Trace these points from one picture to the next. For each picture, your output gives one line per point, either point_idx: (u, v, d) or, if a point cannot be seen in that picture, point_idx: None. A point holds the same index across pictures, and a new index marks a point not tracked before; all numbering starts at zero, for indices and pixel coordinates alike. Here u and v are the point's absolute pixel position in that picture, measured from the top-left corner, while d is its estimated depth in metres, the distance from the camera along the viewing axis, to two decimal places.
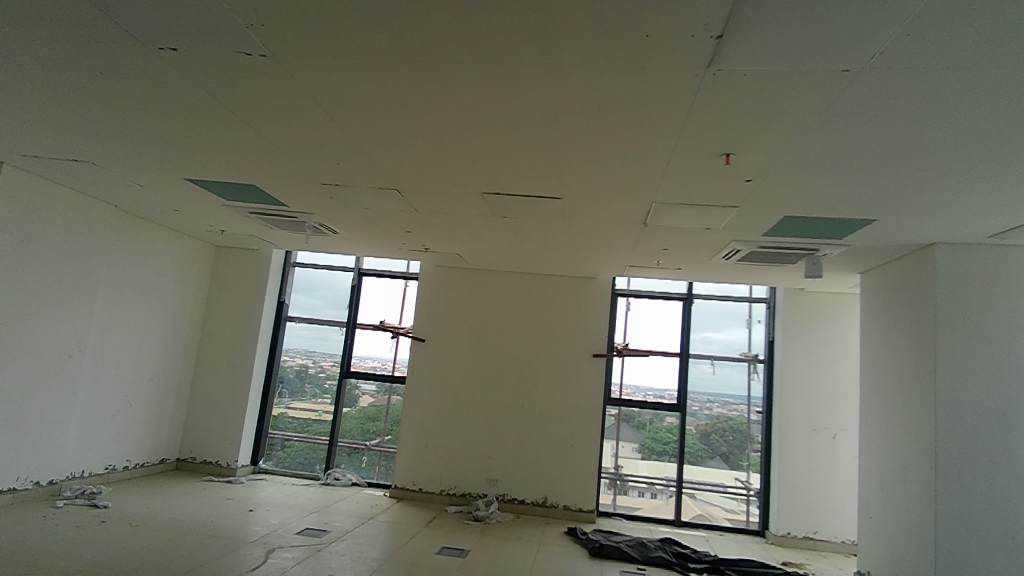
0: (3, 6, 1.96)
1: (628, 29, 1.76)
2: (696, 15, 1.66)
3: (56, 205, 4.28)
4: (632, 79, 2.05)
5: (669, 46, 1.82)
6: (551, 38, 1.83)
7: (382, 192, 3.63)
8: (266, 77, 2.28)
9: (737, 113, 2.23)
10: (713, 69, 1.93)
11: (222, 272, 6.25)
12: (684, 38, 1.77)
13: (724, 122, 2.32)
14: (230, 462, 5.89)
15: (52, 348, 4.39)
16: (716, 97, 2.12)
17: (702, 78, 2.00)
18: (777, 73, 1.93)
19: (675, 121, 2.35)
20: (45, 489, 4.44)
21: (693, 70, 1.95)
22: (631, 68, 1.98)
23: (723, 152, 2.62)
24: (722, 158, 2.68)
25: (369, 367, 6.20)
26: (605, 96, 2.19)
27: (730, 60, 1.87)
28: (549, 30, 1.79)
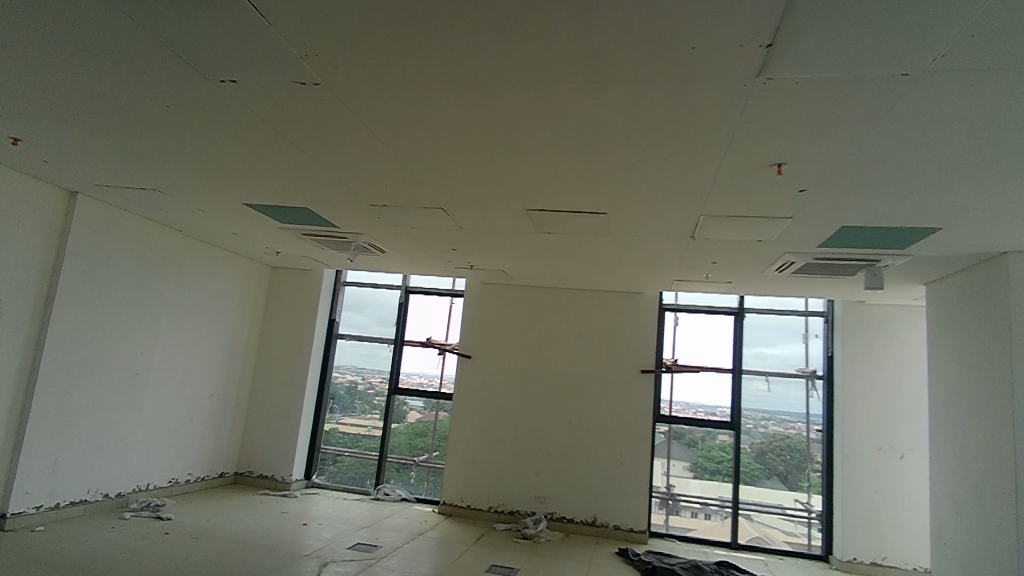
0: (84, 48, 2.13)
1: (674, 42, 1.75)
2: (744, 24, 1.64)
3: (127, 231, 4.57)
4: (678, 92, 2.04)
5: (716, 56, 1.80)
6: (596, 53, 1.84)
7: (428, 211, 3.71)
8: (320, 104, 2.38)
9: (789, 121, 2.18)
10: (763, 78, 1.90)
11: (277, 292, 6.49)
12: (733, 47, 1.74)
13: (774, 131, 2.27)
14: (285, 477, 6.04)
15: (121, 366, 4.64)
16: (767, 106, 2.07)
17: (752, 87, 1.96)
18: (831, 79, 1.87)
19: (723, 133, 2.32)
20: (114, 501, 4.66)
21: (741, 79, 1.92)
22: (678, 81, 1.97)
23: (776, 162, 2.56)
24: (773, 168, 2.61)
25: (416, 383, 6.28)
26: (650, 110, 2.18)
27: (782, 68, 1.83)
28: (593, 46, 1.80)
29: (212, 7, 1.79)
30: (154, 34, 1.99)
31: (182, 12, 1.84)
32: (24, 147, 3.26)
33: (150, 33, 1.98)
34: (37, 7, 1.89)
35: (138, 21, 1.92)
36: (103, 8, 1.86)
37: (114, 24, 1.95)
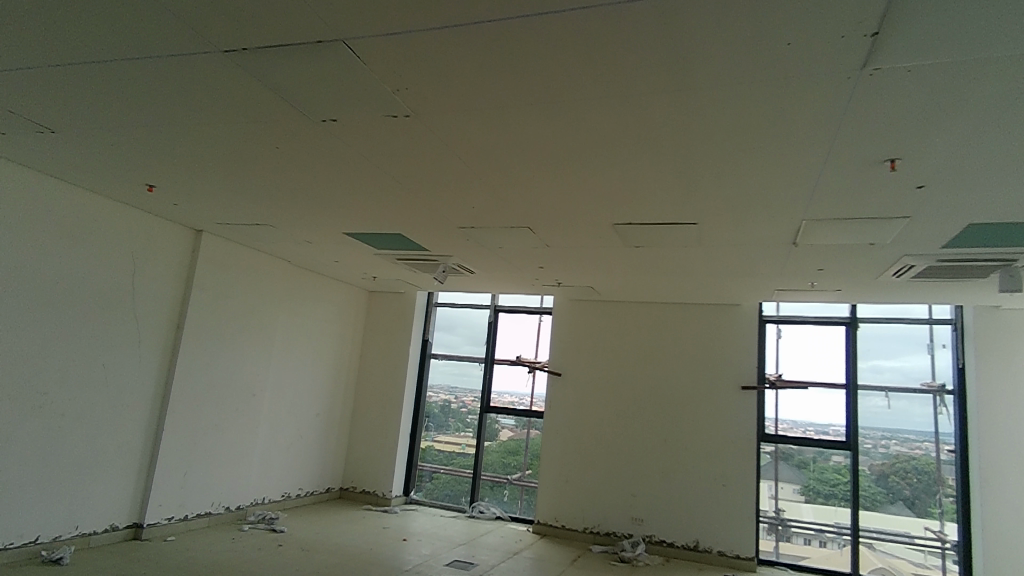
0: (206, 101, 2.39)
1: (767, 39, 1.68)
2: (846, 13, 1.54)
3: (243, 264, 5.02)
4: (773, 90, 1.94)
5: (814, 49, 1.70)
6: (682, 59, 1.80)
7: (513, 231, 3.78)
8: (411, 134, 2.51)
9: (899, 113, 2.01)
10: (869, 69, 1.77)
11: (374, 315, 6.82)
12: (834, 39, 1.64)
13: (882, 125, 2.10)
14: (385, 493, 6.28)
15: (239, 388, 5.05)
16: (874, 98, 1.93)
17: (857, 80, 1.83)
18: (949, 64, 1.72)
19: (823, 130, 2.18)
20: (234, 514, 5.04)
21: (844, 72, 1.80)
22: (770, 80, 1.88)
23: (887, 158, 2.36)
24: (885, 165, 2.41)
25: (508, 402, 6.32)
26: (739, 113, 2.10)
27: (891, 57, 1.70)
28: (679, 51, 1.77)
29: (314, 53, 1.95)
30: (265, 83, 2.20)
31: (288, 60, 2.02)
32: (156, 192, 3.69)
33: (261, 82, 2.19)
34: (168, 68, 2.15)
35: (251, 72, 2.12)
36: (221, 64, 2.08)
37: (230, 77, 2.18)
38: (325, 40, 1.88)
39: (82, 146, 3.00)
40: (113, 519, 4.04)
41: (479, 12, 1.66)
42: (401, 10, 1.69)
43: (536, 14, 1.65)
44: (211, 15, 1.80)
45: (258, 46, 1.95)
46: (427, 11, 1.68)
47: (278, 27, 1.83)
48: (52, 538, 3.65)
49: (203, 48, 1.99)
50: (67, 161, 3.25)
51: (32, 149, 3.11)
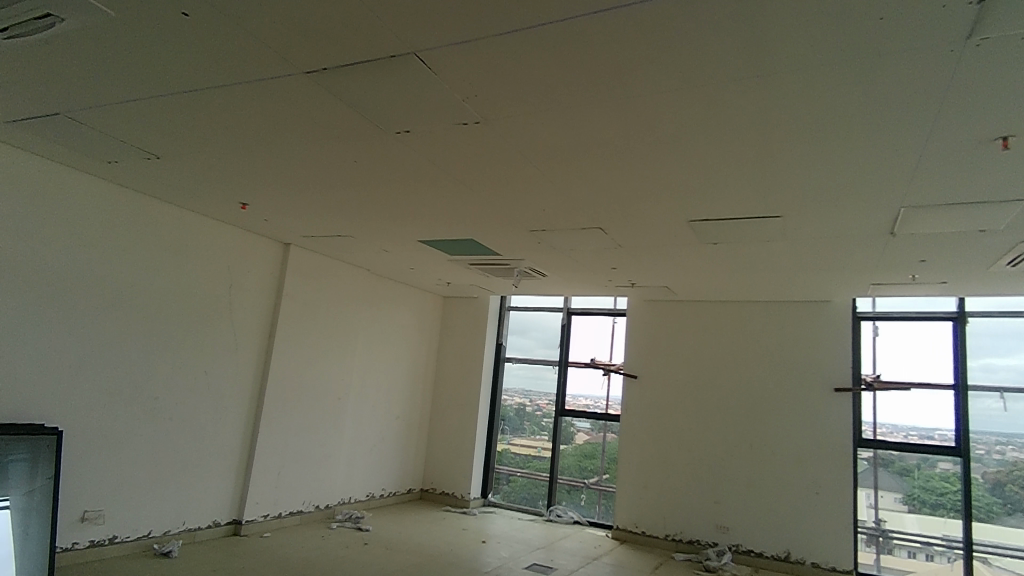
0: (289, 121, 2.54)
1: (856, 14, 1.56)
2: None
3: (327, 274, 5.28)
4: (863, 69, 1.81)
5: (909, 23, 1.58)
6: (760, 43, 1.72)
7: (584, 232, 3.74)
8: (480, 140, 2.55)
9: (1012, 84, 1.82)
10: (976, 40, 1.62)
11: (450, 320, 6.98)
12: (933, 10, 1.52)
13: (992, 99, 1.91)
14: (464, 494, 6.39)
15: (325, 392, 5.30)
16: (981, 70, 1.76)
17: (960, 53, 1.68)
18: None
19: (922, 109, 2.01)
20: (323, 512, 5.31)
21: (946, 45, 1.65)
22: (859, 59, 1.75)
23: (998, 136, 2.14)
24: (996, 143, 2.19)
25: (583, 405, 6.25)
26: (824, 96, 1.98)
27: (1001, 23, 1.54)
28: (756, 36, 1.69)
29: (388, 66, 2.03)
30: (344, 101, 2.31)
31: (364, 76, 2.11)
32: (248, 209, 3.96)
33: (340, 99, 2.30)
34: (255, 91, 2.30)
35: (330, 91, 2.24)
36: (303, 84, 2.21)
37: (311, 97, 2.30)
38: (397, 54, 1.95)
39: (183, 169, 3.28)
40: (215, 516, 4.36)
41: (547, 13, 1.67)
42: (470, 18, 1.72)
43: (603, 10, 1.64)
44: (293, 39, 1.91)
45: (336, 65, 2.05)
46: (495, 16, 1.70)
47: (354, 44, 1.92)
48: (162, 532, 3.98)
49: (287, 71, 2.12)
50: (172, 184, 3.56)
51: (142, 174, 3.43)
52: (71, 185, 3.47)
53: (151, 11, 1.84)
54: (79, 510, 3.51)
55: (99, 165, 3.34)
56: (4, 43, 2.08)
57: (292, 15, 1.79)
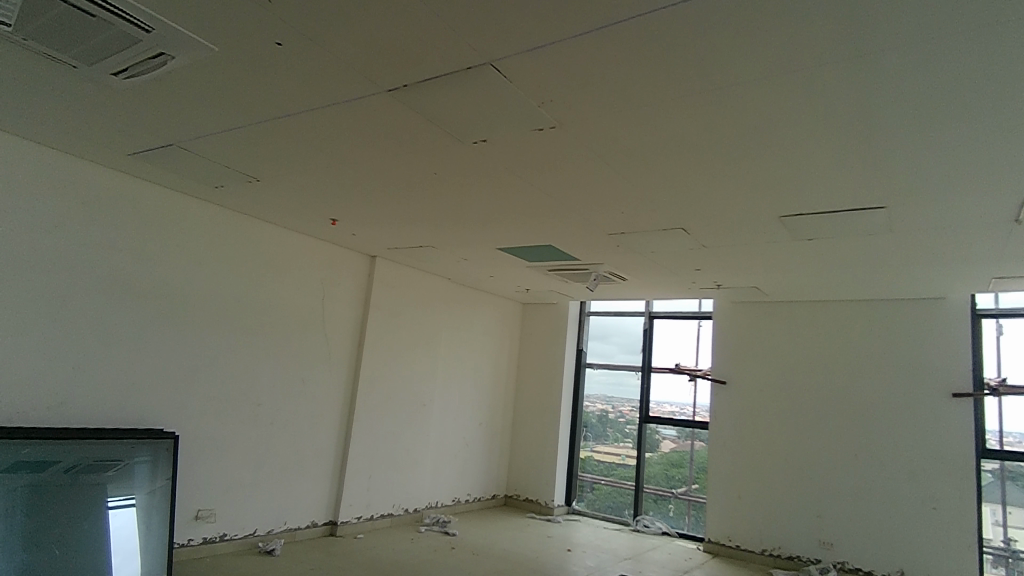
0: (373, 138, 2.64)
1: None
2: None
3: (411, 284, 5.46)
4: (979, 42, 1.64)
5: None
6: (856, 23, 1.60)
7: (666, 233, 3.62)
8: (557, 145, 2.54)
9: None
10: None
11: (529, 327, 6.99)
12: None
13: None
14: (548, 501, 6.36)
15: (411, 398, 5.46)
16: None
17: None
18: None
19: None
20: (412, 515, 5.46)
21: None
22: (972, 31, 1.59)
23: None
24: None
25: (668, 412, 6.04)
26: (933, 75, 1.80)
27: None
28: (851, 14, 1.57)
29: (464, 78, 2.06)
30: (424, 115, 2.37)
31: (442, 89, 2.16)
32: (337, 225, 4.16)
33: (420, 114, 2.37)
34: (341, 112, 2.41)
35: (410, 106, 2.31)
36: (385, 102, 2.29)
37: (393, 113, 2.38)
38: (473, 65, 1.98)
39: (279, 190, 3.50)
40: (313, 516, 4.59)
41: (622, 11, 1.63)
42: (544, 23, 1.71)
43: (682, 2, 1.58)
44: (375, 60, 1.99)
45: (416, 81, 2.11)
46: (570, 19, 1.68)
47: (432, 59, 1.96)
48: (266, 531, 4.24)
49: (371, 91, 2.21)
50: (269, 204, 3.81)
51: (244, 196, 3.70)
52: (184, 209, 3.79)
53: (248, 44, 1.97)
54: (193, 509, 3.81)
55: (207, 190, 3.63)
56: (125, 84, 2.31)
57: (373, 36, 1.86)
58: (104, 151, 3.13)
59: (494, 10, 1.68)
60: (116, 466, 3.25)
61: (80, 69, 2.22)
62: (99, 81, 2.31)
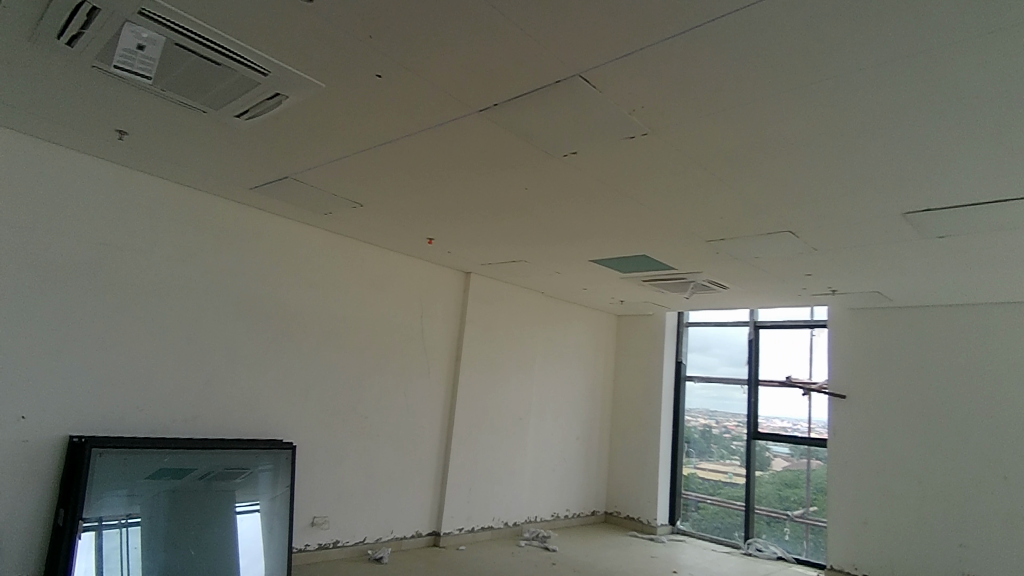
0: (466, 157, 2.71)
1: None
2: None
3: (505, 299, 5.53)
4: None
5: None
6: None
7: (771, 237, 3.41)
8: (651, 152, 2.47)
9: None
10: None
11: (625, 339, 6.84)
12: None
13: None
14: (650, 520, 6.14)
15: (509, 412, 5.50)
16: None
17: None
18: None
19: None
20: (511, 529, 5.47)
21: None
22: None
23: None
24: None
25: (779, 427, 5.68)
26: None
27: None
28: None
29: (555, 91, 2.06)
30: (515, 131, 2.40)
31: (533, 105, 2.17)
32: (433, 244, 4.31)
33: (510, 131, 2.40)
34: (436, 135, 2.50)
35: (502, 124, 2.35)
36: (477, 122, 2.34)
37: (486, 132, 2.43)
38: (563, 78, 1.97)
39: (380, 213, 3.68)
40: (417, 527, 4.73)
41: (720, 6, 1.55)
42: (634, 29, 1.68)
43: None
44: (467, 81, 2.04)
45: (506, 99, 2.14)
46: (662, 22, 1.63)
47: (522, 76, 1.98)
48: (375, 539, 4.42)
49: (463, 112, 2.27)
50: (371, 227, 4.02)
51: (349, 221, 3.93)
52: (297, 236, 4.09)
53: (350, 78, 2.10)
54: (309, 516, 4.04)
55: (316, 217, 3.90)
56: (246, 123, 2.53)
57: (465, 59, 1.91)
58: (229, 186, 3.45)
59: (584, 19, 1.66)
60: (242, 474, 3.54)
61: (209, 114, 2.46)
62: (224, 123, 2.55)
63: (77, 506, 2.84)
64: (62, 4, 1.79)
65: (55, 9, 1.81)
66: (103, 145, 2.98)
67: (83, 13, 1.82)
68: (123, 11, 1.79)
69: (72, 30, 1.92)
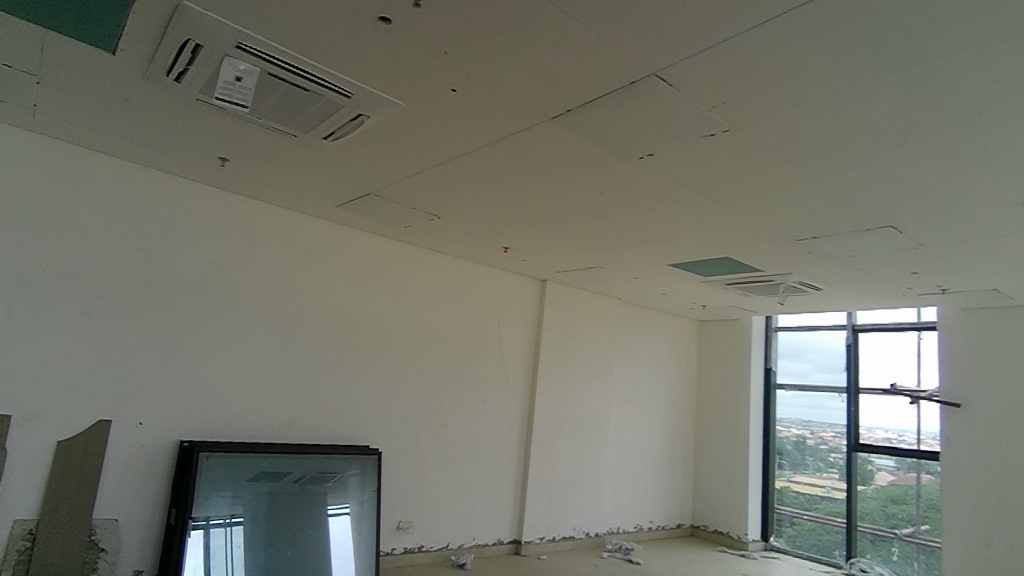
0: (542, 165, 2.71)
1: None
2: None
3: (582, 306, 5.48)
4: None
5: None
6: None
7: (870, 233, 3.17)
8: (733, 150, 2.37)
9: None
10: None
11: (708, 345, 6.59)
12: None
13: None
14: (740, 535, 5.86)
15: (588, 420, 5.44)
16: None
17: None
18: None
19: None
20: (594, 539, 5.39)
21: None
22: None
23: None
24: None
25: (883, 439, 5.27)
26: None
27: None
28: None
29: (631, 92, 2.02)
30: (589, 136, 2.38)
31: (607, 108, 2.14)
32: (509, 252, 4.35)
33: (585, 136, 2.38)
34: (511, 144, 2.52)
35: (576, 129, 2.33)
36: (551, 129, 2.34)
37: (560, 138, 2.43)
38: (637, 78, 1.94)
39: (457, 224, 3.76)
40: (499, 534, 4.76)
41: None
42: (712, 22, 1.62)
43: None
44: (540, 88, 2.05)
45: (580, 104, 2.13)
46: (742, 12, 1.57)
47: (596, 79, 1.96)
48: (458, 545, 4.48)
49: (537, 120, 2.28)
50: (449, 238, 4.11)
51: (428, 233, 4.03)
52: (380, 249, 4.25)
53: (427, 94, 2.16)
54: (395, 520, 4.16)
55: (397, 230, 4.03)
56: (332, 144, 2.66)
57: (538, 66, 1.91)
58: (317, 205, 3.64)
59: (658, 16, 1.62)
60: (333, 478, 3.70)
61: (299, 138, 2.61)
62: (312, 145, 2.70)
63: (187, 505, 3.07)
64: (171, 43, 1.96)
65: (165, 49, 1.99)
66: (207, 172, 3.23)
67: (188, 49, 1.98)
68: (222, 46, 1.94)
69: (179, 67, 2.10)
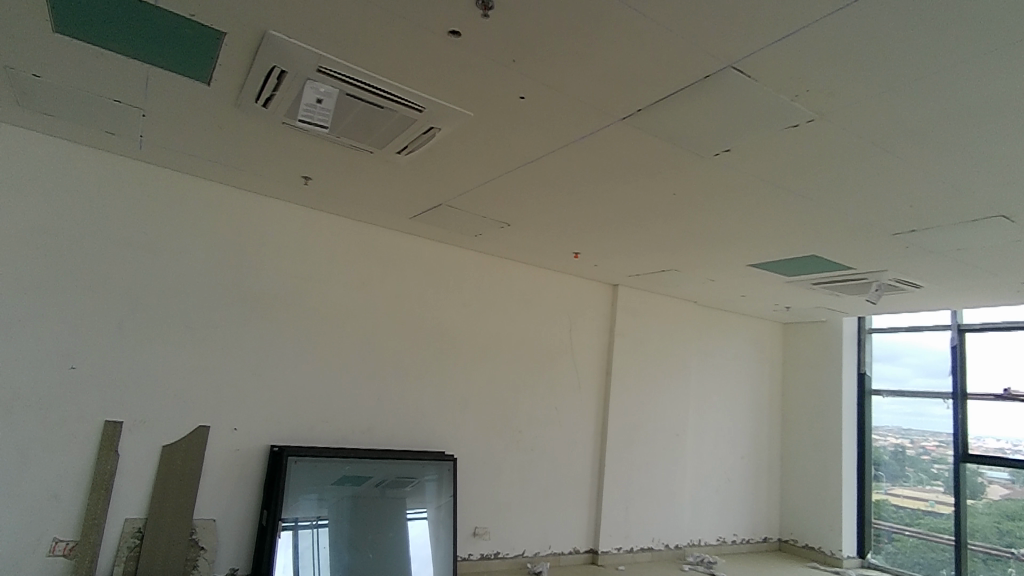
0: (614, 168, 2.67)
1: None
2: None
3: (655, 310, 5.36)
4: None
5: None
6: None
7: (978, 224, 2.91)
8: (818, 141, 2.25)
9: None
10: None
11: (793, 349, 6.27)
12: None
13: None
14: (834, 551, 5.51)
15: (665, 428, 5.29)
16: None
17: None
18: None
19: None
20: (674, 551, 5.23)
21: None
22: None
23: None
24: None
25: (994, 449, 4.84)
26: None
27: None
28: None
29: (705, 87, 1.96)
30: (662, 135, 2.33)
31: (680, 105, 2.09)
32: (580, 257, 4.31)
33: (658, 135, 2.33)
34: (581, 148, 2.51)
35: (649, 130, 2.29)
36: (622, 130, 2.31)
37: (632, 140, 2.39)
38: (712, 72, 1.88)
39: (528, 231, 3.77)
40: (575, 543, 4.71)
41: None
42: (792, 8, 1.55)
43: None
44: (610, 90, 2.02)
45: (651, 103, 2.09)
46: None
47: (669, 76, 1.92)
48: (535, 553, 4.47)
49: (607, 122, 2.26)
50: (521, 245, 4.13)
51: (499, 241, 4.07)
52: (453, 258, 4.33)
53: (497, 103, 2.18)
54: (472, 526, 4.20)
55: (469, 239, 4.10)
56: (406, 158, 2.75)
57: (608, 67, 1.89)
58: (393, 218, 3.76)
59: (733, 6, 1.56)
60: (411, 483, 3.78)
61: (375, 153, 2.71)
62: (388, 159, 2.79)
63: (278, 507, 3.23)
64: (258, 71, 2.08)
65: (254, 76, 2.12)
66: (291, 190, 3.41)
67: (274, 75, 2.10)
68: (304, 70, 2.04)
69: (266, 93, 2.24)
